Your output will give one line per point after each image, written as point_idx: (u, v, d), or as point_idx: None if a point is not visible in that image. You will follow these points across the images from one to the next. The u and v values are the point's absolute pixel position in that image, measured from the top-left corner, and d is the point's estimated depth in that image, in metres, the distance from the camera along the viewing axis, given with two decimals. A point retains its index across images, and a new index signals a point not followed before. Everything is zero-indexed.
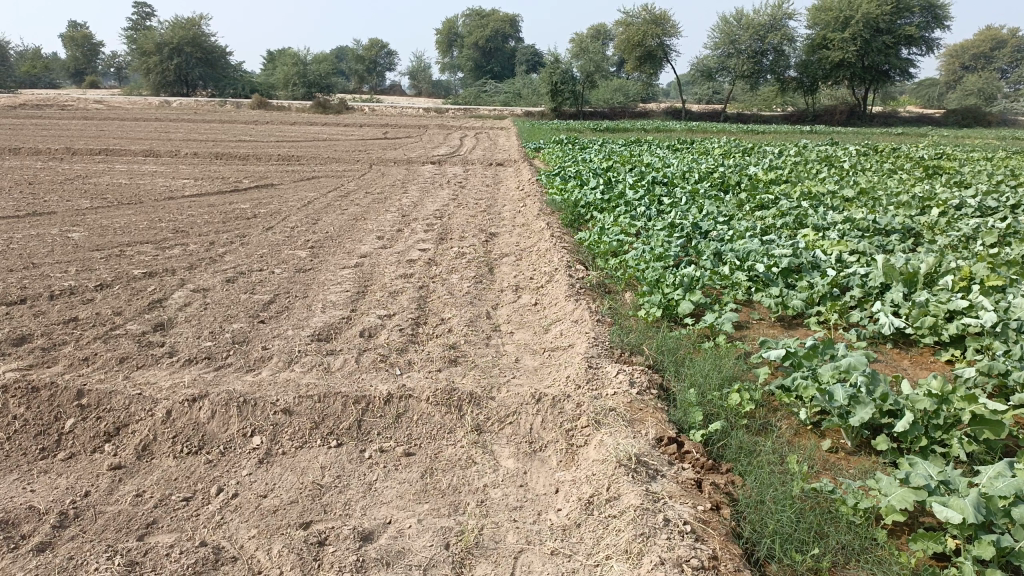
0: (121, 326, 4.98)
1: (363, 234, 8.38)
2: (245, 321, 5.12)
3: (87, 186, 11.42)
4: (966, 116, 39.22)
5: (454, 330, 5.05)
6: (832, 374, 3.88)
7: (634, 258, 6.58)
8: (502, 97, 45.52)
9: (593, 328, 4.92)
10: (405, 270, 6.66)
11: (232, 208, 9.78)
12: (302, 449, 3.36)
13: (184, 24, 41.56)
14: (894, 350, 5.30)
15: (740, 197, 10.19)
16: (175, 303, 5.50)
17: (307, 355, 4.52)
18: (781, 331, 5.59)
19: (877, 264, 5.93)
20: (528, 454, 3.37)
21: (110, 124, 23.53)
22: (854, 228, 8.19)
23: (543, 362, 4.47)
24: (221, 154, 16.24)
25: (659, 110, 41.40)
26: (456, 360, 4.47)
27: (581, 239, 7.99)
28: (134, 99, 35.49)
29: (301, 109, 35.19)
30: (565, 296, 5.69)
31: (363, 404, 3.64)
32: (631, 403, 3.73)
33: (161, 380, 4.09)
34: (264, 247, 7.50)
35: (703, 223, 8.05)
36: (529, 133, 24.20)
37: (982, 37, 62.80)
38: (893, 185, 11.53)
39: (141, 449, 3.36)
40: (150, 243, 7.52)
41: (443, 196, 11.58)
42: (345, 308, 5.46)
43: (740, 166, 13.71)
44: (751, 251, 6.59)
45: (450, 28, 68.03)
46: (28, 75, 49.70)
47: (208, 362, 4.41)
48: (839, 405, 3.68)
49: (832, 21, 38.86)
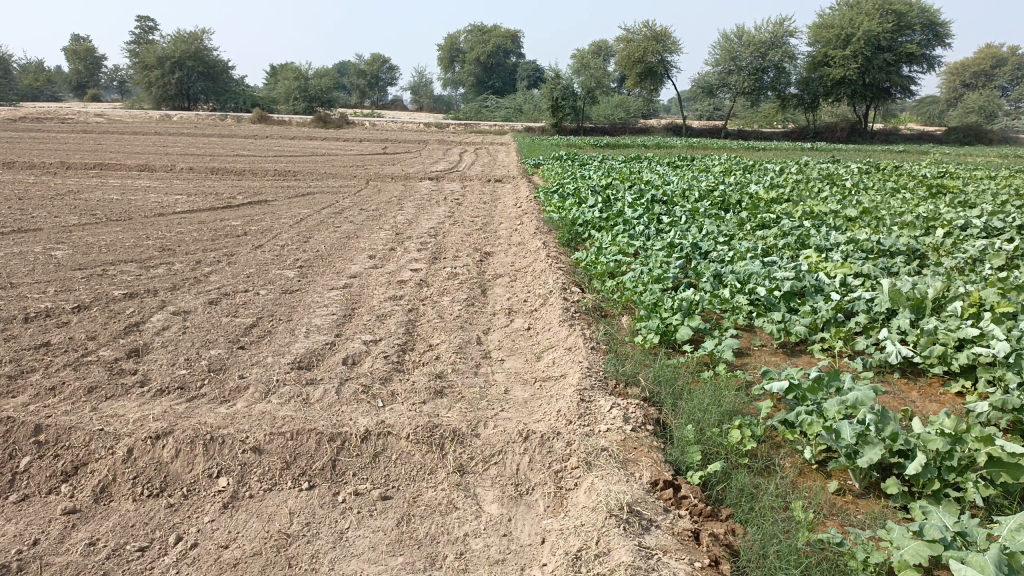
0: (94, 352, 4.76)
1: (355, 252, 8.19)
2: (225, 347, 4.90)
3: (77, 202, 11.25)
4: (967, 134, 39.17)
5: (442, 357, 4.83)
6: (839, 410, 3.68)
7: (631, 280, 6.37)
8: (502, 113, 45.54)
9: (587, 356, 4.69)
10: (394, 292, 6.46)
11: (223, 225, 9.59)
12: (271, 492, 3.15)
13: (185, 38, 41.59)
14: (902, 380, 5.07)
15: (741, 217, 10.01)
16: (153, 327, 5.29)
17: (286, 385, 4.29)
18: (784, 359, 5.36)
19: (883, 289, 5.72)
20: (514, 498, 3.15)
21: (109, 138, 23.42)
22: (858, 249, 7.99)
23: (533, 394, 4.24)
24: (216, 169, 16.08)
25: (659, 127, 41.37)
26: (442, 392, 4.24)
27: (578, 259, 7.78)
28: (135, 113, 35.51)
29: (302, 123, 35.17)
30: (559, 321, 5.47)
31: (339, 441, 3.41)
32: (624, 441, 3.50)
33: (128, 413, 3.88)
34: (251, 267, 7.30)
35: (703, 244, 7.86)
36: (529, 149, 24.09)
37: (983, 54, 62.86)
38: (896, 204, 11.32)
39: (99, 491, 3.15)
40: (135, 262, 7.33)
41: (439, 213, 11.40)
42: (329, 333, 5.24)
43: (741, 184, 13.53)
44: (752, 274, 6.40)
45: (451, 44, 68.28)
46: (30, 88, 49.78)
47: (181, 393, 4.19)
48: (846, 444, 3.46)
49: (833, 39, 38.82)
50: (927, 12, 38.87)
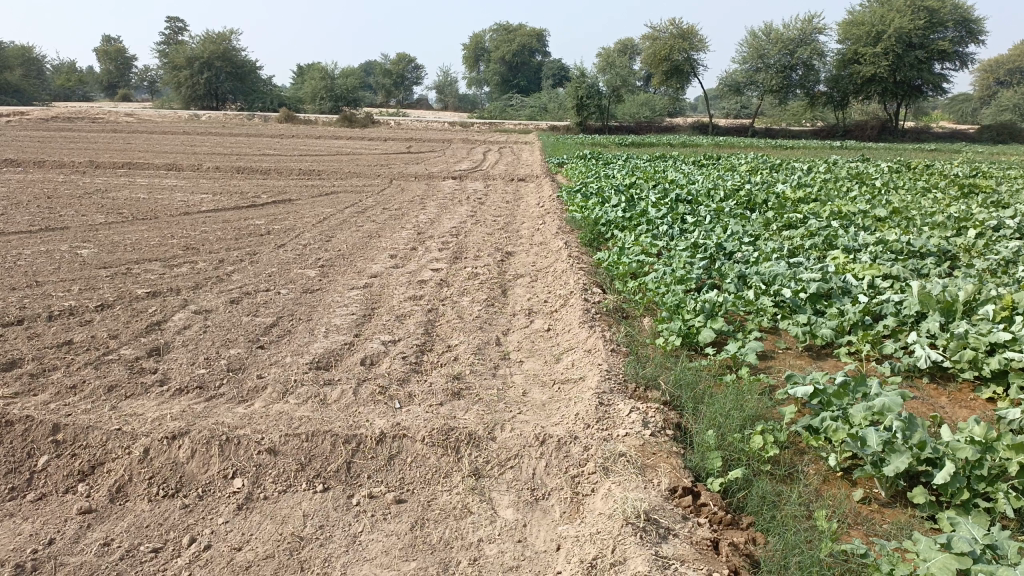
0: (115, 351, 4.79)
1: (376, 252, 8.20)
2: (244, 346, 4.90)
3: (105, 201, 11.40)
4: (1001, 132, 38.44)
5: (460, 359, 4.79)
6: (864, 416, 3.59)
7: (653, 281, 6.30)
8: (527, 111, 45.47)
9: (607, 359, 4.63)
10: (414, 291, 6.44)
11: (247, 225, 9.64)
12: (285, 494, 3.13)
13: (214, 38, 42.03)
14: (931, 385, 4.94)
15: (767, 216, 9.87)
16: (174, 326, 5.32)
17: (304, 385, 4.28)
18: (809, 363, 5.25)
19: (913, 291, 5.60)
20: (529, 503, 3.10)
21: (138, 137, 23.70)
22: (887, 250, 7.84)
23: (552, 397, 4.19)
24: (242, 168, 16.20)
25: (685, 125, 41.06)
26: (459, 394, 4.20)
27: (600, 259, 7.71)
28: (164, 113, 35.93)
29: (327, 122, 35.41)
30: (579, 322, 5.41)
31: (353, 443, 3.39)
32: (643, 446, 3.44)
33: (147, 412, 3.89)
34: (273, 266, 7.32)
35: (728, 244, 7.76)
36: (553, 148, 24.00)
37: (1017, 51, 61.73)
38: (927, 204, 11.11)
39: (115, 491, 3.15)
40: (159, 260, 7.39)
41: (462, 212, 11.39)
42: (348, 333, 5.22)
43: (768, 183, 13.35)
44: (778, 275, 6.31)
45: (476, 43, 68.41)
46: (63, 88, 50.62)
47: (199, 392, 4.19)
48: (872, 451, 3.37)
49: (863, 36, 38.25)
50: (960, 8, 38.15)
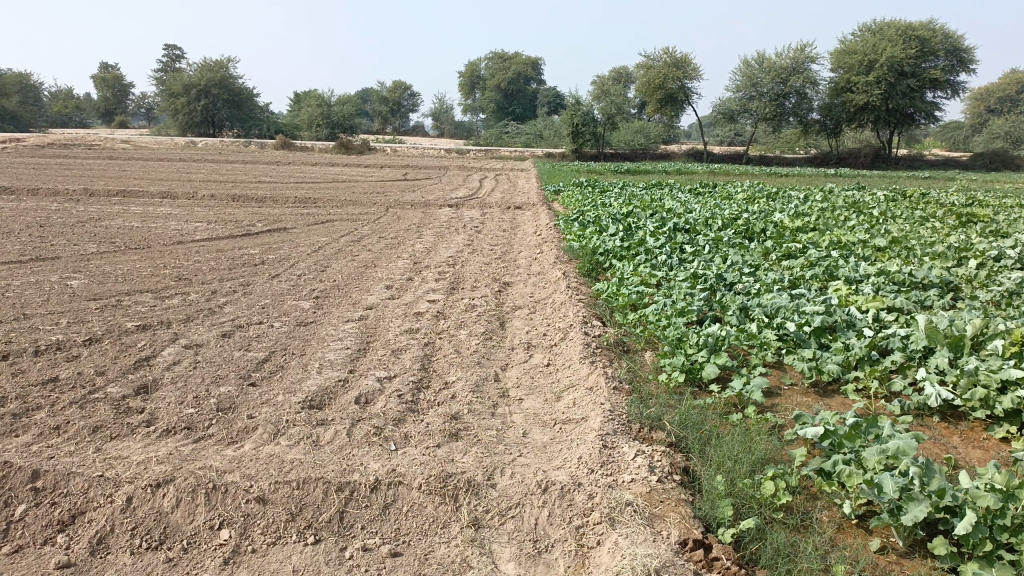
0: (101, 389, 4.63)
1: (372, 282, 8.07)
2: (235, 384, 4.75)
3: (98, 229, 11.28)
4: (994, 159, 38.71)
5: (458, 397, 4.64)
6: (878, 460, 3.49)
7: (654, 313, 6.18)
8: (523, 138, 45.64)
9: (610, 398, 4.48)
10: (411, 324, 6.31)
11: (240, 254, 9.52)
12: (274, 547, 2.97)
13: (212, 66, 42.23)
14: (942, 424, 4.79)
15: (766, 246, 9.79)
16: (163, 362, 5.17)
17: (296, 426, 4.12)
18: (816, 400, 5.11)
19: (920, 325, 5.49)
20: (532, 557, 2.95)
21: (135, 164, 23.64)
22: (889, 281, 7.76)
23: (553, 439, 4.04)
24: (238, 195, 16.11)
25: (680, 153, 41.24)
26: (457, 435, 4.05)
27: (599, 290, 7.59)
28: (160, 139, 35.98)
29: (324, 149, 35.47)
30: (579, 357, 5.28)
31: (347, 491, 3.25)
32: (650, 493, 3.30)
33: (132, 455, 3.73)
34: (267, 297, 7.18)
35: (728, 274, 7.65)
36: (549, 175, 23.99)
37: (1006, 80, 62.47)
38: (926, 233, 11.05)
39: (95, 543, 2.98)
40: (150, 291, 7.26)
41: (458, 241, 11.30)
42: (342, 369, 5.07)
43: (766, 212, 13.29)
44: (780, 308, 6.20)
45: (472, 71, 68.96)
46: (58, 115, 50.67)
47: (187, 433, 4.04)
48: (889, 498, 3.24)
49: (856, 64, 38.57)
50: (951, 38, 38.54)
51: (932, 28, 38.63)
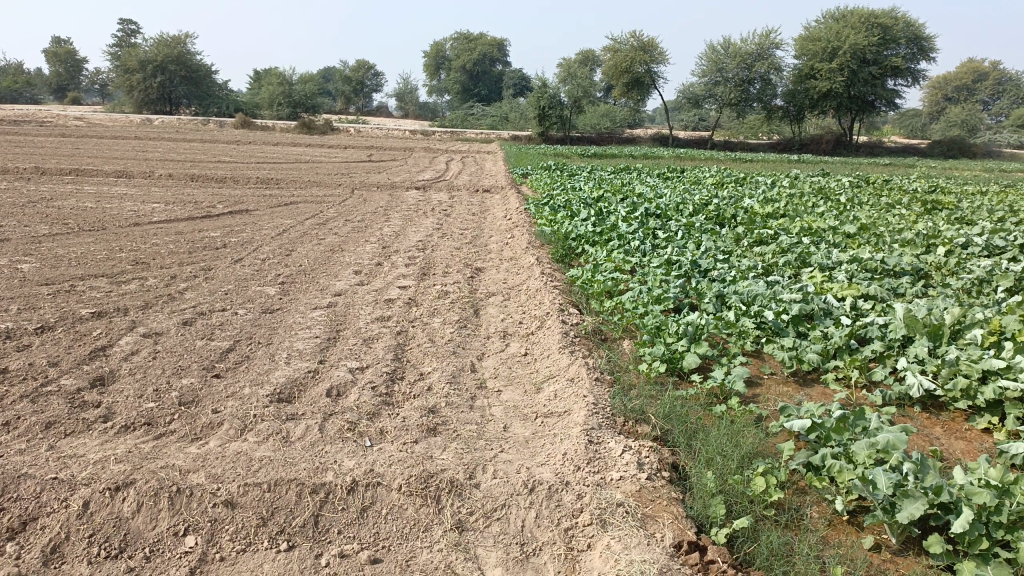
0: (54, 382, 4.36)
1: (339, 267, 7.83)
2: (198, 375, 4.51)
3: (50, 210, 10.83)
4: (951, 147, 39.44)
5: (434, 389, 4.46)
6: (869, 454, 3.39)
7: (630, 300, 6.05)
8: (488, 121, 45.28)
9: (591, 390, 4.35)
10: (381, 312, 6.10)
11: (201, 237, 9.19)
12: (245, 554, 2.78)
13: (168, 42, 41.06)
14: (923, 415, 4.74)
15: (738, 232, 9.73)
16: (121, 352, 4.90)
17: (264, 421, 3.91)
18: (797, 390, 5.03)
19: (898, 314, 5.44)
20: (520, 561, 2.81)
21: (89, 142, 22.87)
22: (862, 269, 7.73)
23: (536, 433, 3.90)
24: (197, 175, 15.64)
25: (646, 137, 41.30)
26: (435, 430, 3.89)
27: (573, 277, 7.43)
28: (116, 117, 34.91)
29: (286, 129, 34.74)
30: (558, 347, 5.13)
31: (322, 493, 3.07)
32: (640, 492, 3.18)
33: (88, 454, 3.51)
34: (230, 283, 6.91)
35: (703, 261, 7.55)
36: (517, 158, 23.77)
37: (964, 69, 63.62)
38: (894, 220, 11.08)
39: (49, 552, 2.74)
40: (105, 276, 6.93)
41: (427, 225, 11.07)
42: (312, 360, 4.86)
43: (735, 197, 13.24)
44: (758, 295, 6.12)
45: (437, 51, 68.10)
46: (9, 90, 48.99)
47: (147, 429, 3.82)
48: (883, 496, 3.15)
49: (820, 51, 38.89)
50: (912, 26, 38.98)
51: (894, 16, 39.06)
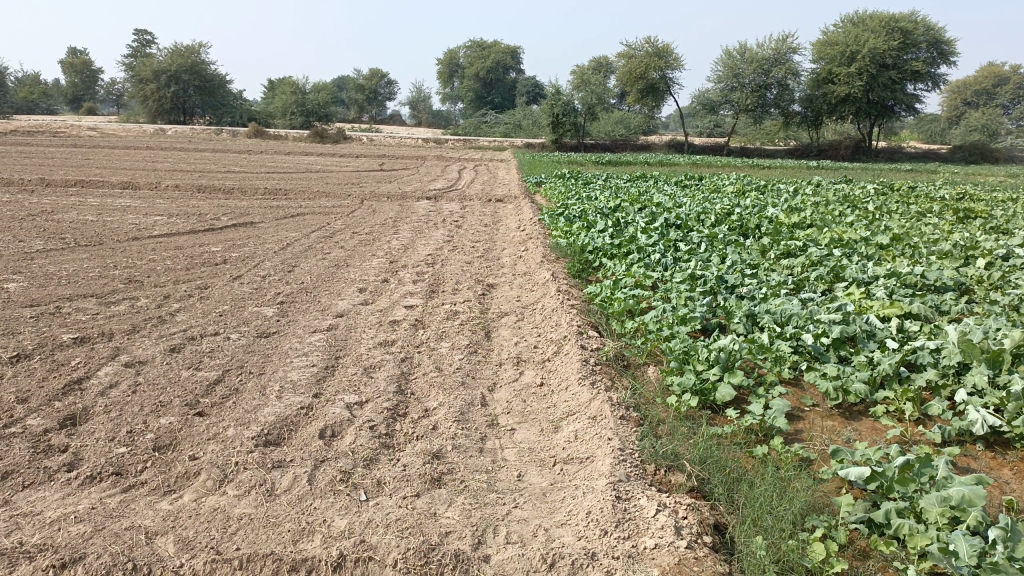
0: (19, 421, 3.93)
1: (344, 285, 7.38)
2: (179, 413, 4.06)
3: (49, 224, 10.47)
4: (973, 152, 38.72)
5: (439, 429, 3.99)
6: (941, 512, 2.91)
7: (654, 321, 5.54)
8: (502, 128, 44.89)
9: (616, 431, 3.86)
10: (385, 336, 5.64)
11: (201, 252, 8.76)
12: None
13: (183, 52, 40.88)
14: (989, 455, 4.21)
15: (763, 244, 9.21)
16: (98, 385, 4.46)
17: (246, 470, 3.45)
18: (843, 426, 4.51)
19: (952, 337, 4.92)
20: None
21: (101, 153, 22.61)
22: (900, 283, 7.21)
23: (554, 484, 3.43)
24: (204, 186, 15.27)
25: (661, 144, 40.76)
26: (441, 480, 3.42)
27: (591, 294, 6.93)
28: (130, 127, 34.69)
29: (298, 138, 34.44)
30: (577, 378, 4.65)
31: (303, 572, 2.66)
32: (679, 566, 2.71)
33: (46, 511, 3.07)
34: (226, 303, 6.48)
35: (730, 276, 7.03)
36: (530, 166, 23.33)
37: (984, 73, 62.84)
38: (928, 230, 10.51)
39: None
40: (95, 297, 6.52)
41: (437, 237, 10.63)
42: (306, 393, 4.40)
43: (757, 206, 12.69)
44: (792, 315, 5.62)
45: (451, 60, 67.88)
46: (25, 101, 48.90)
47: (115, 480, 3.36)
48: (967, 567, 2.65)
49: (837, 55, 38.33)
50: (933, 30, 38.29)
51: (913, 20, 38.37)
